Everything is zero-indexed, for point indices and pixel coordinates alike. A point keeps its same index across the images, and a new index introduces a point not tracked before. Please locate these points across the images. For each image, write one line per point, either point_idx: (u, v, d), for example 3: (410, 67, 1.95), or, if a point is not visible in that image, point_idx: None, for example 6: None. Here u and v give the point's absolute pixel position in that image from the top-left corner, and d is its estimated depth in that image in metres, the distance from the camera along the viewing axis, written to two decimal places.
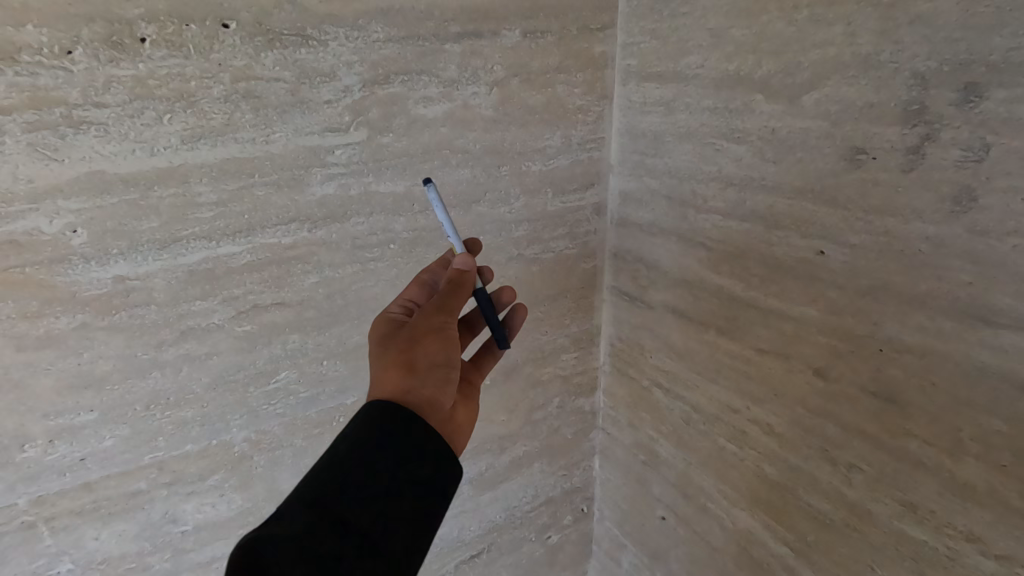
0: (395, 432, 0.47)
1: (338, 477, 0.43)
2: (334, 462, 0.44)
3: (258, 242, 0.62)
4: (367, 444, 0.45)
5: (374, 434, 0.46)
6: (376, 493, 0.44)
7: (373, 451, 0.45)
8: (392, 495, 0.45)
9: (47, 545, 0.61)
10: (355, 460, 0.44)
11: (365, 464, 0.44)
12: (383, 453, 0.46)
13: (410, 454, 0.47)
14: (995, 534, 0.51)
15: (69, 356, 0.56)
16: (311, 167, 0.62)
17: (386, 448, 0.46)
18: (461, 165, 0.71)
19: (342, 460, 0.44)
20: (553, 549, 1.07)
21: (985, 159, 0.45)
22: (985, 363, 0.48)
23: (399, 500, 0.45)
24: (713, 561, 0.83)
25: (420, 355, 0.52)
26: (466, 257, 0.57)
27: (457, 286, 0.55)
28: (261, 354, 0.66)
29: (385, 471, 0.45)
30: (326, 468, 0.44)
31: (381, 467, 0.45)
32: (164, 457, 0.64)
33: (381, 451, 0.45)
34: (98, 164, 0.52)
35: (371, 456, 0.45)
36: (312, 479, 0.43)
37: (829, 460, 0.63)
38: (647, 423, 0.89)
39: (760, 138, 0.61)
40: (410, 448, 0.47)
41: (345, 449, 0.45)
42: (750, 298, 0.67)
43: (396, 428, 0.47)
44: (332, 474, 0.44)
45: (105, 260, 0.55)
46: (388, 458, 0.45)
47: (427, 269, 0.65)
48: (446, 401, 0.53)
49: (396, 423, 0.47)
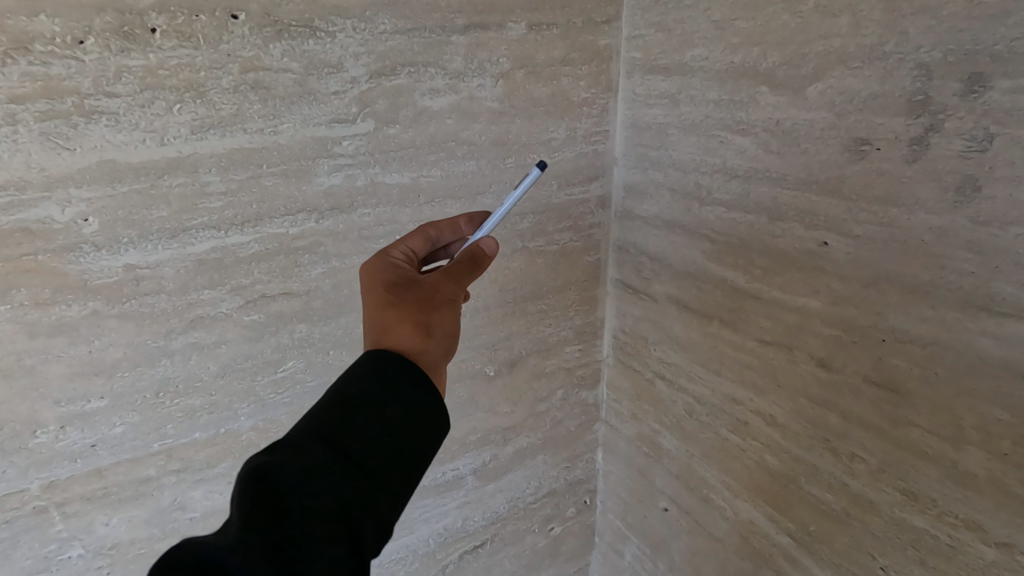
0: (406, 385, 0.48)
1: (349, 418, 0.45)
2: (345, 403, 0.45)
3: (266, 232, 0.62)
4: (377, 391, 0.47)
5: (385, 384, 0.47)
6: (384, 438, 0.45)
7: (383, 398, 0.46)
8: (396, 442, 0.45)
9: (58, 530, 0.62)
10: (366, 404, 0.46)
11: (376, 410, 0.45)
12: (390, 401, 0.46)
13: (419, 407, 0.48)
14: (996, 522, 0.51)
15: (80, 344, 0.57)
16: (319, 158, 0.62)
17: (396, 398, 0.47)
18: (467, 157, 0.72)
19: (352, 403, 0.45)
20: (556, 540, 1.08)
21: (989, 149, 0.45)
22: (987, 352, 0.48)
23: (406, 447, 0.46)
24: (715, 552, 0.84)
25: (439, 321, 0.53)
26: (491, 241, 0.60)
27: (475, 265, 0.58)
28: (268, 344, 0.67)
29: (391, 417, 0.46)
30: (338, 407, 0.45)
31: (390, 414, 0.46)
32: (173, 445, 0.65)
33: (393, 402, 0.46)
34: (109, 153, 0.53)
35: (382, 403, 0.46)
36: (324, 416, 0.45)
37: (832, 449, 0.63)
38: (650, 415, 0.89)
39: (764, 130, 0.62)
40: (418, 401, 0.48)
41: (356, 392, 0.46)
42: (753, 290, 0.67)
43: (407, 380, 0.48)
44: (343, 414, 0.45)
45: (115, 248, 0.56)
46: (398, 407, 0.46)
47: (435, 225, 0.64)
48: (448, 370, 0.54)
49: (410, 377, 0.48)
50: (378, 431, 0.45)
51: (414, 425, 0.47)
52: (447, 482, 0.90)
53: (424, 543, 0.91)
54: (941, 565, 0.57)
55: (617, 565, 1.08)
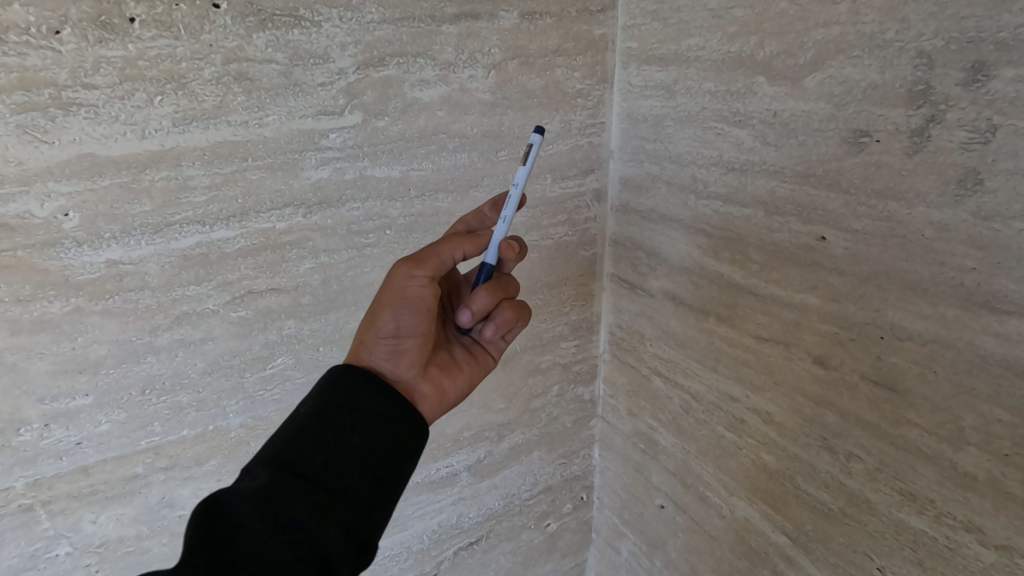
0: (357, 392, 0.51)
1: (301, 436, 0.48)
2: (297, 424, 0.49)
3: (252, 226, 0.61)
4: (327, 405, 0.50)
5: (335, 396, 0.51)
6: (339, 447, 0.48)
7: (334, 410, 0.50)
8: (350, 449, 0.48)
9: (45, 528, 0.62)
10: (316, 420, 0.49)
11: (326, 422, 0.49)
12: (341, 412, 0.50)
13: (373, 412, 0.50)
14: (995, 524, 0.50)
15: (64, 341, 0.56)
16: (306, 151, 0.61)
17: (346, 407, 0.50)
18: (459, 150, 0.70)
19: (303, 420, 0.49)
20: (552, 536, 1.08)
21: (991, 140, 0.44)
22: (988, 351, 0.47)
23: (363, 453, 0.48)
24: (711, 550, 0.83)
25: (374, 326, 0.57)
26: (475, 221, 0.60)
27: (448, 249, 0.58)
28: (257, 340, 0.66)
29: (341, 425, 0.49)
30: (290, 431, 0.48)
31: (342, 423, 0.49)
32: (161, 442, 0.64)
33: (342, 410, 0.50)
34: (89, 146, 0.52)
35: (332, 415, 0.49)
36: (277, 444, 0.48)
37: (829, 448, 0.62)
38: (646, 411, 0.88)
39: (761, 122, 0.60)
40: (370, 407, 0.51)
41: (306, 411, 0.49)
42: (750, 285, 0.66)
43: (358, 387, 0.52)
44: (295, 434, 0.48)
45: (97, 244, 0.55)
46: (349, 415, 0.50)
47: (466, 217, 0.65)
48: (403, 370, 0.58)
49: (355, 387, 0.52)
50: (331, 442, 0.48)
51: (369, 428, 0.50)
52: (441, 479, 0.89)
53: (418, 539, 0.91)
54: (938, 567, 0.55)
55: (614, 561, 1.07)
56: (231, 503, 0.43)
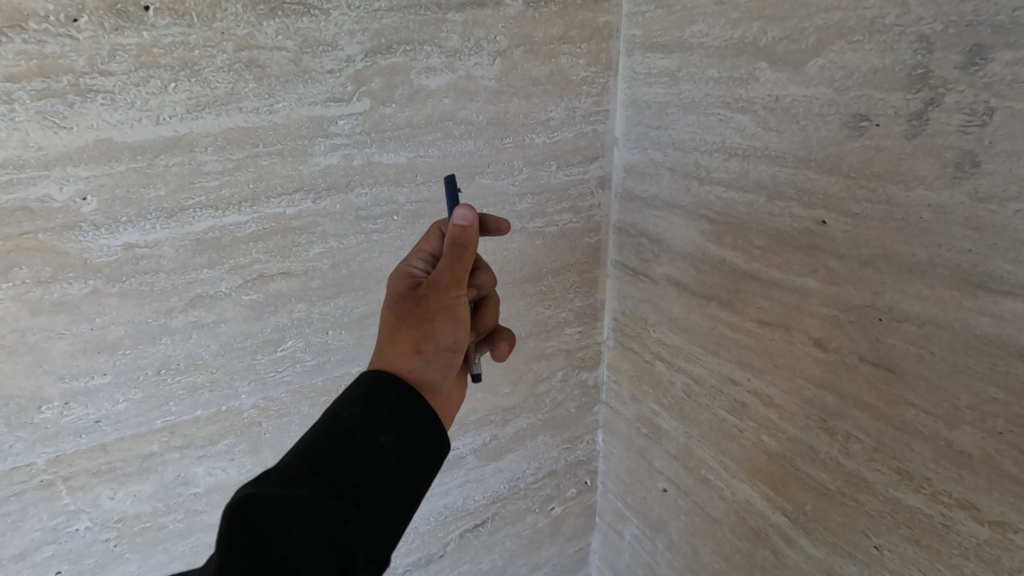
0: (399, 409, 0.52)
1: (341, 449, 0.48)
2: (338, 433, 0.48)
3: (264, 212, 0.63)
4: (368, 420, 0.50)
5: (381, 410, 0.51)
6: (377, 465, 0.48)
7: (375, 426, 0.50)
8: (386, 468, 0.48)
9: (66, 503, 0.64)
10: (359, 433, 0.49)
11: (369, 437, 0.49)
12: (385, 428, 0.50)
13: (411, 432, 0.51)
14: (990, 500, 0.51)
15: (82, 322, 0.58)
16: (315, 137, 0.62)
17: (390, 425, 0.50)
18: (465, 137, 0.72)
19: (345, 431, 0.49)
20: (557, 520, 1.09)
21: (989, 123, 0.44)
22: (983, 331, 0.48)
23: (396, 474, 0.49)
24: (713, 532, 0.84)
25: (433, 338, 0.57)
26: (465, 211, 0.56)
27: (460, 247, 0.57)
28: (268, 323, 0.68)
29: (384, 444, 0.49)
30: (329, 439, 0.48)
31: (384, 441, 0.49)
32: (176, 422, 0.66)
33: (385, 428, 0.50)
34: (106, 132, 0.53)
35: (374, 432, 0.49)
36: (315, 447, 0.47)
37: (828, 430, 0.63)
38: (649, 396, 0.90)
39: (764, 107, 0.61)
40: (408, 426, 0.51)
41: (350, 422, 0.49)
42: (751, 270, 0.67)
43: (399, 403, 0.52)
44: (335, 444, 0.48)
45: (114, 227, 0.56)
46: (390, 433, 0.50)
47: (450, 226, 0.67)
48: (447, 382, 0.59)
49: (404, 402, 0.52)
50: (369, 459, 0.48)
51: (405, 449, 0.50)
52: (447, 462, 0.91)
53: (425, 520, 0.93)
54: (934, 544, 0.56)
55: (617, 544, 1.09)
56: (267, 506, 0.42)
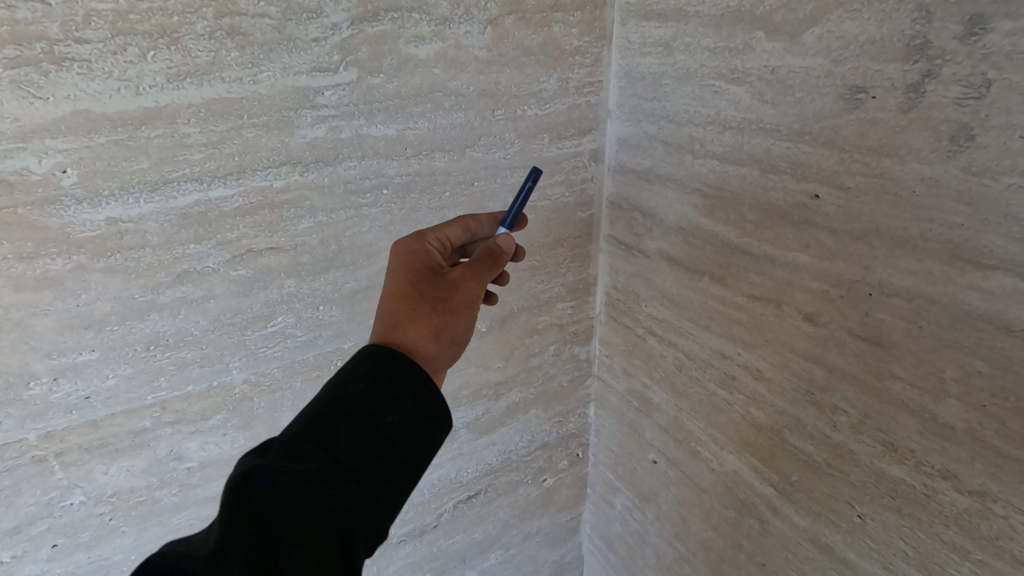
0: (406, 388, 0.52)
1: (346, 426, 0.48)
2: (343, 408, 0.48)
3: (250, 185, 0.61)
4: (375, 397, 0.50)
5: (390, 389, 0.51)
6: (380, 444, 0.48)
7: (381, 404, 0.50)
8: (389, 447, 0.49)
9: (59, 478, 0.64)
10: (365, 411, 0.49)
11: (375, 415, 0.49)
12: (391, 407, 0.50)
13: (416, 412, 0.51)
14: (971, 471, 0.52)
15: (67, 298, 0.57)
16: (301, 109, 0.61)
17: (398, 404, 0.50)
18: (455, 108, 0.70)
19: (352, 407, 0.49)
20: (549, 491, 1.11)
21: (985, 95, 0.44)
22: (971, 306, 0.48)
23: (398, 453, 0.49)
24: (701, 502, 0.86)
25: (451, 328, 0.60)
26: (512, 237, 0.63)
27: (494, 260, 0.62)
28: (257, 298, 0.67)
29: (389, 422, 0.49)
30: (334, 414, 0.48)
31: (390, 420, 0.49)
32: (167, 397, 0.66)
33: (392, 407, 0.50)
34: (84, 103, 0.52)
35: (381, 410, 0.49)
36: (320, 422, 0.48)
37: (816, 403, 0.64)
38: (641, 370, 0.91)
39: (759, 79, 0.60)
40: (414, 405, 0.51)
41: (356, 399, 0.49)
42: (743, 245, 0.67)
43: (407, 382, 0.52)
44: (340, 421, 0.48)
45: (96, 201, 0.55)
46: (396, 412, 0.50)
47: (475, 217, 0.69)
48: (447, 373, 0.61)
49: (411, 381, 0.52)
50: (375, 437, 0.48)
51: (409, 429, 0.50)
52: None
53: (418, 492, 0.94)
54: (915, 513, 0.58)
55: (608, 514, 1.11)
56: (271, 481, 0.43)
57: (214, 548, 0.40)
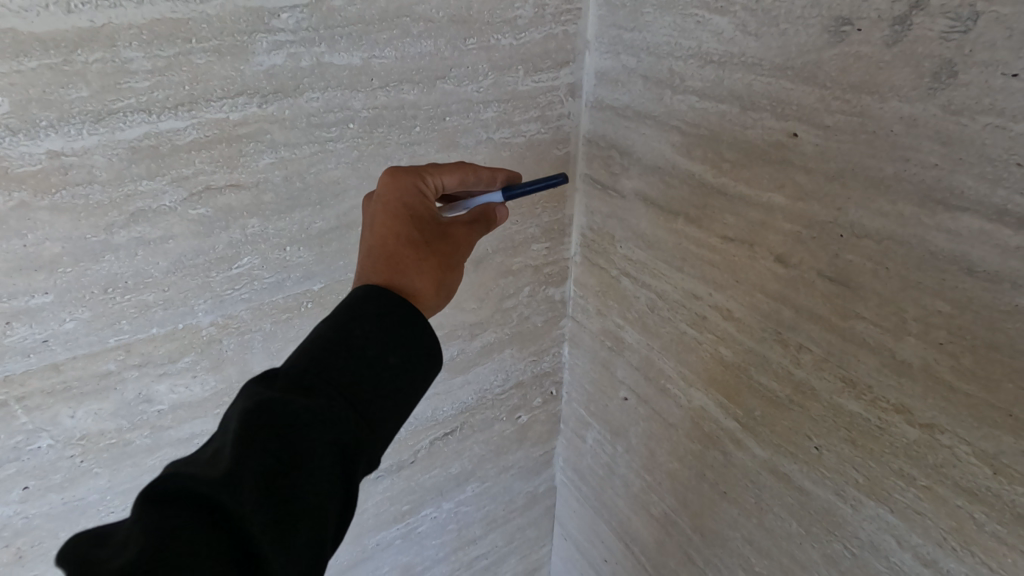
0: (408, 333, 0.52)
1: (351, 364, 0.48)
2: (347, 347, 0.48)
3: (204, 117, 0.58)
4: (380, 340, 0.50)
5: (394, 332, 0.51)
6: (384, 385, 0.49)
7: (385, 346, 0.50)
8: (392, 390, 0.49)
9: (23, 422, 0.63)
10: (370, 352, 0.49)
11: (380, 356, 0.49)
12: (395, 349, 0.50)
13: (417, 358, 0.52)
14: (923, 405, 0.53)
15: (12, 238, 0.54)
16: (255, 33, 0.56)
17: (402, 347, 0.51)
18: (424, 36, 0.66)
19: (357, 347, 0.49)
20: (523, 427, 1.15)
21: (972, 30, 0.42)
22: (938, 247, 0.48)
23: (399, 397, 0.50)
24: (668, 435, 0.89)
25: (450, 282, 0.61)
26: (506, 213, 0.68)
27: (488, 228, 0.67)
28: (219, 239, 0.64)
29: (392, 365, 0.50)
30: (339, 353, 0.48)
31: (392, 362, 0.50)
32: (131, 340, 0.64)
33: (396, 350, 0.50)
34: (8, 21, 0.47)
35: (386, 352, 0.49)
36: (325, 358, 0.47)
37: (782, 342, 0.65)
38: (614, 310, 0.91)
39: (744, 8, 0.57)
40: (416, 351, 0.52)
41: (361, 339, 0.49)
42: (719, 185, 0.66)
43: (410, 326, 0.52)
44: (345, 359, 0.48)
45: (34, 133, 0.51)
46: (399, 356, 0.50)
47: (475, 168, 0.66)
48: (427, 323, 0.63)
49: (414, 326, 0.52)
50: (379, 379, 0.49)
51: (410, 372, 0.51)
52: None
53: None
54: (868, 444, 0.60)
55: (580, 448, 1.16)
56: (280, 415, 0.43)
57: (224, 473, 0.40)
